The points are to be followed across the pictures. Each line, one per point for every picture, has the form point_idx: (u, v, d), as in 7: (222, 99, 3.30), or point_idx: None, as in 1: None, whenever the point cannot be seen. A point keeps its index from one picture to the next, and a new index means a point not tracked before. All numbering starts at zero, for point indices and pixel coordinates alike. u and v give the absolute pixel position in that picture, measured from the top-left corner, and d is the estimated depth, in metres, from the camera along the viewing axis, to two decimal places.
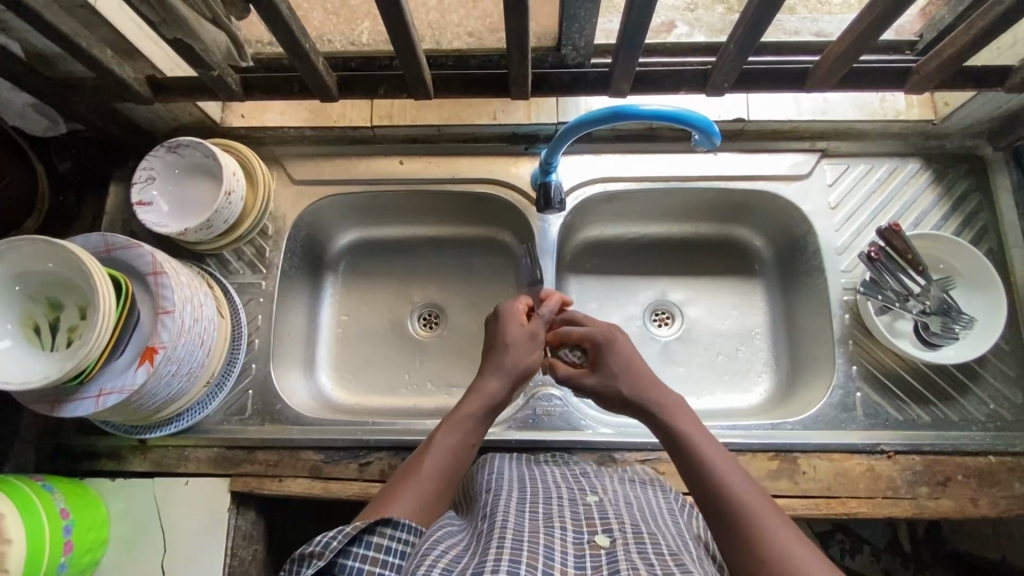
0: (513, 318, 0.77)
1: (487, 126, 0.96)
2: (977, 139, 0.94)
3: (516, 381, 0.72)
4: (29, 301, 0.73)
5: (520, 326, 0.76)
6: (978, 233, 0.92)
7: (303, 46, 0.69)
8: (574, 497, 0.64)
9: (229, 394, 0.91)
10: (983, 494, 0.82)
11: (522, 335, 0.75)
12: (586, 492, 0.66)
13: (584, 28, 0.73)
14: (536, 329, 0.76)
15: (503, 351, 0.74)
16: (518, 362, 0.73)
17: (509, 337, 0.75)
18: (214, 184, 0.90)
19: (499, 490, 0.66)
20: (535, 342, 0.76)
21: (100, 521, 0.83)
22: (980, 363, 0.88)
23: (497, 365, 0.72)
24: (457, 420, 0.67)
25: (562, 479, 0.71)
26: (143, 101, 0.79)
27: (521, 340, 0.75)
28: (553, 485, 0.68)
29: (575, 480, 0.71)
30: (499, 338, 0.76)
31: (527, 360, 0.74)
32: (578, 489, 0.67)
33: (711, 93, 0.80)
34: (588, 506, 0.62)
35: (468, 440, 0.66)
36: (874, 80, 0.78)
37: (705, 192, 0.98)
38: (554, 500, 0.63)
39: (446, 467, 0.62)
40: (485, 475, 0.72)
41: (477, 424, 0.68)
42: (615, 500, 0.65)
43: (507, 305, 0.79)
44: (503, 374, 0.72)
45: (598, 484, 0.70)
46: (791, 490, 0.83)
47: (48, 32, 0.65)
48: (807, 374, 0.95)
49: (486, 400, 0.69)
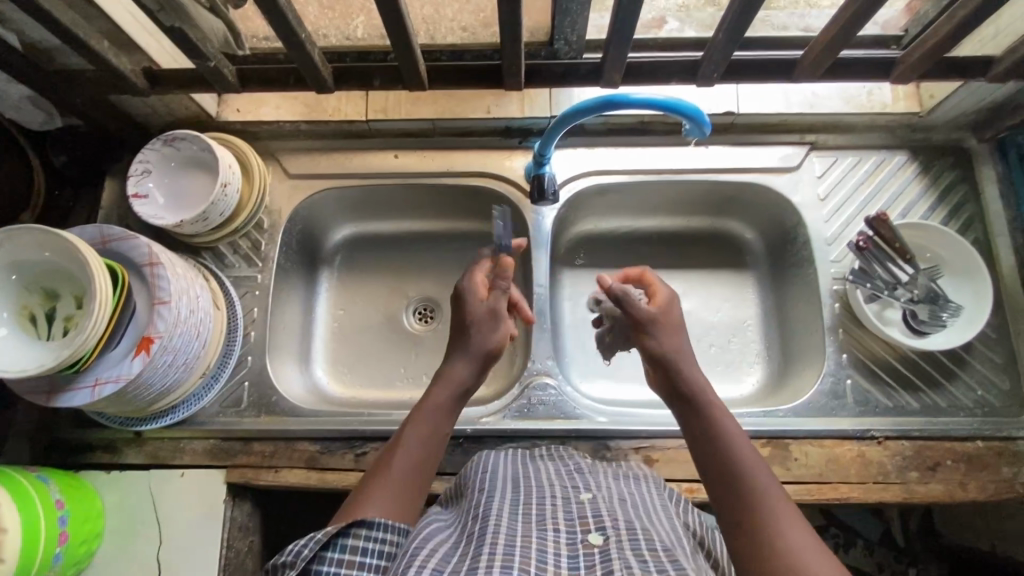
0: (473, 298, 0.75)
1: (481, 120, 0.97)
2: (962, 132, 0.96)
3: (482, 362, 0.71)
4: (25, 291, 0.74)
5: (482, 302, 0.74)
6: (964, 223, 0.94)
7: (299, 36, 0.70)
8: (567, 495, 0.62)
9: (225, 386, 0.91)
10: (972, 478, 0.83)
11: (480, 314, 0.73)
12: (580, 491, 0.63)
13: (576, 21, 0.74)
14: (497, 304, 0.74)
15: (465, 335, 0.73)
16: (483, 343, 0.72)
17: (470, 319, 0.73)
18: (210, 177, 0.91)
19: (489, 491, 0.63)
20: (496, 318, 0.73)
21: (95, 514, 0.83)
22: (967, 350, 0.89)
23: (462, 347, 0.72)
24: (423, 414, 0.66)
25: (555, 475, 0.68)
26: (140, 93, 0.80)
27: (481, 320, 0.73)
28: (546, 482, 0.66)
29: (569, 477, 0.68)
30: (460, 321, 0.74)
31: (491, 339, 0.72)
32: (572, 486, 0.65)
33: (701, 84, 0.82)
34: (581, 505, 0.60)
35: (436, 427, 0.66)
36: (859, 71, 0.79)
37: (697, 185, 1.00)
38: (546, 499, 0.61)
39: (415, 459, 0.63)
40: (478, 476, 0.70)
41: (446, 412, 0.67)
42: (609, 498, 0.62)
43: (468, 280, 0.77)
44: (467, 357, 0.71)
45: (592, 480, 0.68)
46: (783, 476, 0.84)
47: (47, 23, 0.66)
48: (799, 363, 0.96)
49: (452, 387, 0.69)
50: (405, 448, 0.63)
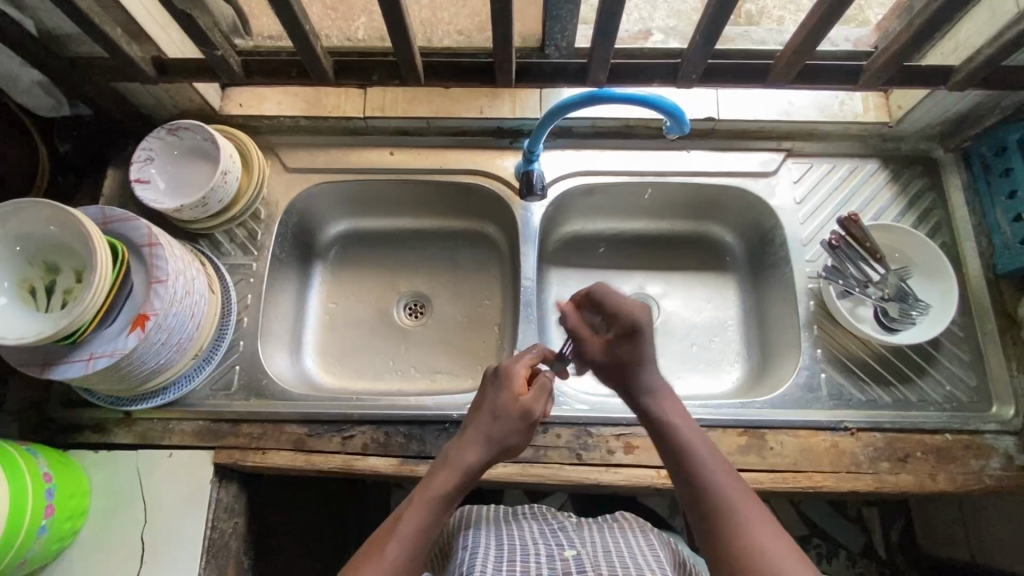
0: (506, 386, 0.74)
1: (474, 120, 1.01)
2: (930, 143, 1.02)
3: (491, 456, 0.71)
4: (27, 264, 0.76)
5: (516, 395, 0.73)
6: (933, 228, 0.98)
7: (304, 29, 0.74)
8: (554, 552, 0.75)
9: (216, 368, 0.93)
10: (941, 470, 0.86)
11: (511, 411, 0.72)
12: (564, 547, 0.76)
13: (566, 28, 0.79)
14: (532, 406, 0.73)
15: (484, 423, 0.72)
16: (502, 437, 0.72)
17: (501, 411, 0.73)
18: (209, 166, 0.94)
19: (477, 551, 0.75)
20: (526, 422, 0.73)
21: (81, 491, 0.84)
22: (936, 348, 0.93)
23: (482, 434, 0.71)
24: (426, 499, 0.67)
25: (539, 531, 0.80)
26: (147, 81, 0.84)
27: (508, 415, 0.72)
28: (531, 540, 0.77)
29: (553, 534, 0.80)
30: (488, 402, 0.74)
31: (512, 438, 0.72)
32: (556, 543, 0.77)
33: (681, 86, 0.87)
34: (566, 563, 0.72)
35: (435, 517, 0.67)
36: (828, 77, 0.85)
37: (679, 188, 1.04)
38: (533, 559, 0.73)
39: (412, 544, 0.64)
40: (465, 536, 0.80)
41: (448, 502, 0.68)
42: (592, 552, 0.75)
43: (506, 365, 0.76)
44: (482, 446, 0.71)
45: (576, 536, 0.80)
46: (759, 464, 0.86)
47: (66, 7, 0.70)
48: (776, 359, 0.99)
49: (454, 476, 0.69)
50: (401, 534, 0.64)
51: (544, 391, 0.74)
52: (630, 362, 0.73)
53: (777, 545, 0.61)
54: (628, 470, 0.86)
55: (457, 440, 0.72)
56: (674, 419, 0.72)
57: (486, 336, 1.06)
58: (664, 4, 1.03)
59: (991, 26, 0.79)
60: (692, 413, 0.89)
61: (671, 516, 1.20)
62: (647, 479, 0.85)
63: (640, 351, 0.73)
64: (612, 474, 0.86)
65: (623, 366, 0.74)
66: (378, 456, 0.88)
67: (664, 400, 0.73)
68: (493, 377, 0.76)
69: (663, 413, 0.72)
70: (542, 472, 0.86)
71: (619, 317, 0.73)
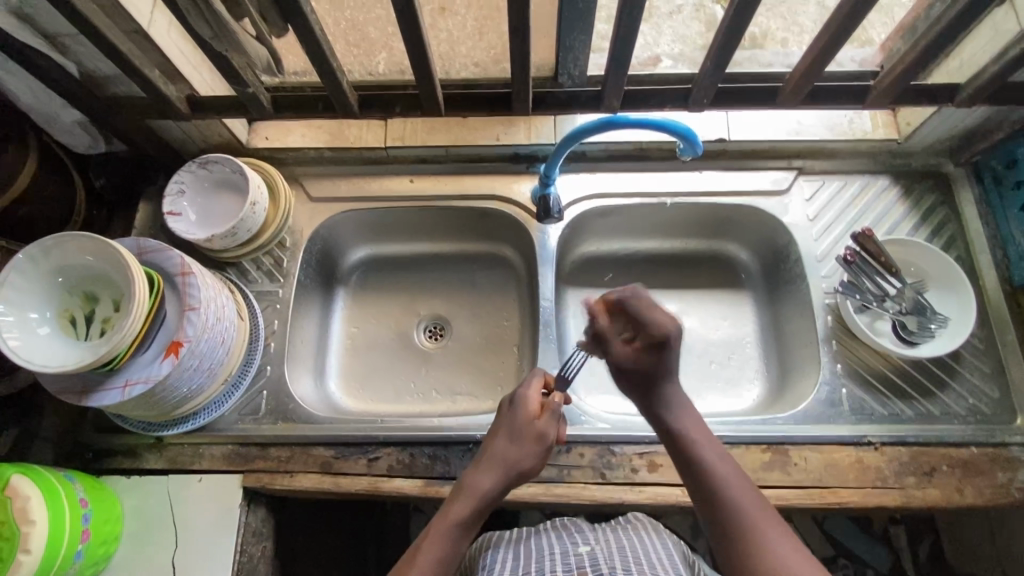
0: (521, 411, 0.75)
1: (491, 147, 1.04)
2: (940, 158, 1.03)
3: (508, 481, 0.72)
4: (67, 294, 0.79)
5: (531, 421, 0.75)
6: (948, 241, 0.99)
7: (331, 67, 0.78)
8: (567, 549, 0.76)
9: (243, 394, 0.95)
10: (968, 484, 0.86)
11: (529, 435, 0.74)
12: (579, 545, 0.77)
13: (578, 58, 0.82)
14: (546, 429, 0.74)
15: (502, 447, 0.73)
16: (518, 463, 0.72)
17: (518, 435, 0.74)
18: (238, 198, 0.98)
19: (495, 565, 0.76)
20: (542, 446, 0.74)
21: (115, 516, 0.86)
22: (957, 361, 0.93)
23: (496, 460, 0.72)
24: (443, 528, 0.68)
25: (556, 534, 0.81)
26: (181, 118, 0.89)
27: (526, 439, 0.74)
28: (548, 544, 0.78)
29: (570, 536, 0.81)
30: (506, 427, 0.75)
31: (526, 463, 0.72)
32: (570, 543, 0.78)
33: (692, 110, 0.89)
34: (580, 557, 0.73)
35: (453, 543, 0.68)
36: (835, 96, 0.87)
37: (693, 208, 1.06)
38: (548, 556, 0.74)
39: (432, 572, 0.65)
40: (486, 555, 0.81)
41: (464, 530, 0.69)
42: (605, 549, 0.75)
43: (524, 390, 0.77)
44: (497, 471, 0.72)
45: (590, 536, 0.80)
46: (784, 480, 0.86)
47: (108, 51, 0.75)
48: (797, 375, 0.99)
49: (472, 502, 0.70)
50: (421, 562, 0.66)
51: (557, 416, 0.76)
52: (656, 371, 0.74)
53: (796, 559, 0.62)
54: (652, 488, 0.87)
55: (476, 464, 0.73)
56: (686, 427, 0.74)
57: (505, 357, 1.08)
58: (669, 31, 1.07)
59: (994, 45, 0.82)
60: (714, 430, 0.89)
61: (694, 536, 1.18)
62: (671, 497, 0.86)
63: (667, 360, 0.74)
64: (636, 493, 0.86)
65: (649, 361, 0.74)
66: (403, 477, 0.89)
67: (680, 410, 0.75)
68: (509, 405, 0.78)
69: (679, 424, 0.74)
70: (567, 492, 0.87)
71: (652, 329, 0.73)
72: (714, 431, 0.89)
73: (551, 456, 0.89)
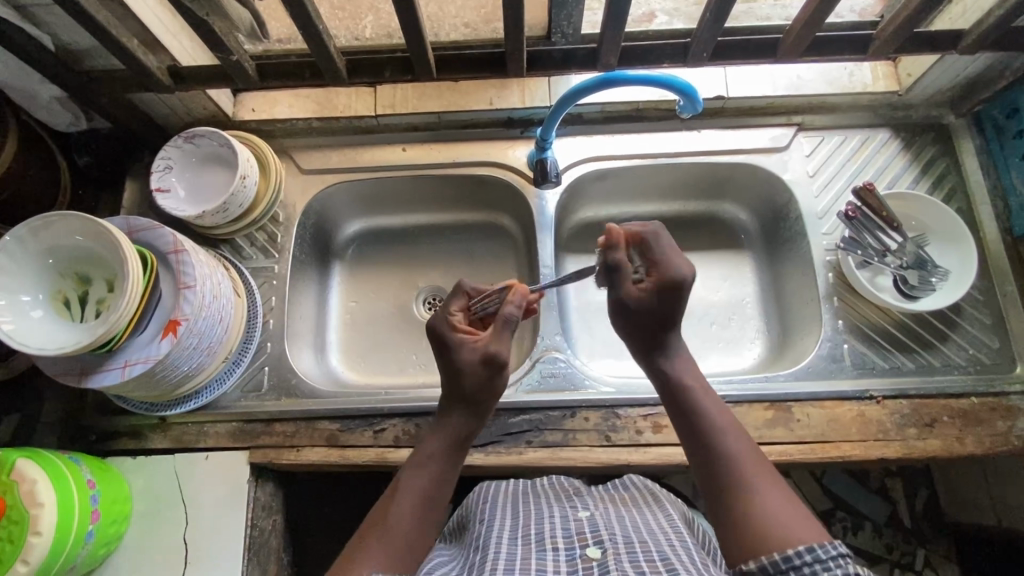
0: (456, 345, 0.73)
1: (484, 112, 1.02)
2: (941, 109, 1.02)
3: (473, 409, 0.73)
4: (59, 276, 0.78)
5: (472, 346, 0.73)
6: (948, 194, 0.99)
7: (319, 33, 0.76)
8: (566, 513, 0.74)
9: (246, 370, 0.94)
10: (968, 433, 0.87)
11: (478, 365, 0.72)
12: (578, 508, 0.76)
13: (572, 14, 0.80)
14: (489, 349, 0.72)
15: (457, 383, 0.73)
16: (478, 390, 0.73)
17: (458, 367, 0.73)
18: (228, 172, 0.95)
19: (492, 522, 0.74)
20: (495, 364, 0.72)
21: (123, 496, 0.86)
22: (957, 313, 0.93)
23: (459, 396, 0.73)
24: (422, 460, 0.72)
25: (553, 496, 0.80)
26: (165, 90, 0.86)
27: (477, 369, 0.72)
28: (546, 506, 0.77)
29: (567, 498, 0.79)
30: (445, 367, 0.74)
31: (490, 384, 0.73)
32: (569, 506, 0.77)
33: (691, 66, 0.87)
34: (579, 521, 0.71)
35: (436, 474, 0.71)
36: (837, 46, 0.85)
37: (693, 168, 1.04)
38: (545, 519, 0.73)
39: (416, 503, 0.67)
40: (483, 510, 0.79)
41: (448, 458, 0.72)
42: (604, 513, 0.74)
43: (441, 328, 0.75)
44: (461, 405, 0.74)
45: (588, 500, 0.79)
46: (787, 436, 0.87)
47: (84, 21, 0.72)
48: (797, 333, 1.00)
49: (448, 436, 0.73)
50: (404, 496, 0.68)
51: (505, 324, 0.72)
52: (664, 318, 0.75)
53: (785, 514, 0.60)
54: (657, 449, 0.87)
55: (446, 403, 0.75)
56: (688, 381, 0.74)
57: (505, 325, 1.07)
58: None
59: None
60: (717, 390, 0.90)
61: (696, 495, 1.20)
62: (676, 457, 0.86)
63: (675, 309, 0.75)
64: (642, 454, 0.87)
65: (654, 309, 0.75)
66: (410, 447, 0.89)
67: (680, 361, 0.76)
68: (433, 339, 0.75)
69: (678, 377, 0.74)
70: (574, 455, 0.87)
71: (664, 272, 0.74)
72: (716, 390, 0.90)
73: (556, 421, 0.90)
